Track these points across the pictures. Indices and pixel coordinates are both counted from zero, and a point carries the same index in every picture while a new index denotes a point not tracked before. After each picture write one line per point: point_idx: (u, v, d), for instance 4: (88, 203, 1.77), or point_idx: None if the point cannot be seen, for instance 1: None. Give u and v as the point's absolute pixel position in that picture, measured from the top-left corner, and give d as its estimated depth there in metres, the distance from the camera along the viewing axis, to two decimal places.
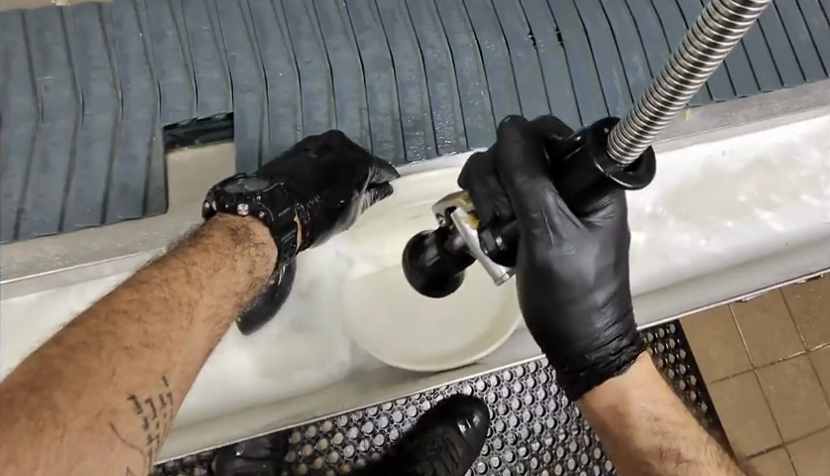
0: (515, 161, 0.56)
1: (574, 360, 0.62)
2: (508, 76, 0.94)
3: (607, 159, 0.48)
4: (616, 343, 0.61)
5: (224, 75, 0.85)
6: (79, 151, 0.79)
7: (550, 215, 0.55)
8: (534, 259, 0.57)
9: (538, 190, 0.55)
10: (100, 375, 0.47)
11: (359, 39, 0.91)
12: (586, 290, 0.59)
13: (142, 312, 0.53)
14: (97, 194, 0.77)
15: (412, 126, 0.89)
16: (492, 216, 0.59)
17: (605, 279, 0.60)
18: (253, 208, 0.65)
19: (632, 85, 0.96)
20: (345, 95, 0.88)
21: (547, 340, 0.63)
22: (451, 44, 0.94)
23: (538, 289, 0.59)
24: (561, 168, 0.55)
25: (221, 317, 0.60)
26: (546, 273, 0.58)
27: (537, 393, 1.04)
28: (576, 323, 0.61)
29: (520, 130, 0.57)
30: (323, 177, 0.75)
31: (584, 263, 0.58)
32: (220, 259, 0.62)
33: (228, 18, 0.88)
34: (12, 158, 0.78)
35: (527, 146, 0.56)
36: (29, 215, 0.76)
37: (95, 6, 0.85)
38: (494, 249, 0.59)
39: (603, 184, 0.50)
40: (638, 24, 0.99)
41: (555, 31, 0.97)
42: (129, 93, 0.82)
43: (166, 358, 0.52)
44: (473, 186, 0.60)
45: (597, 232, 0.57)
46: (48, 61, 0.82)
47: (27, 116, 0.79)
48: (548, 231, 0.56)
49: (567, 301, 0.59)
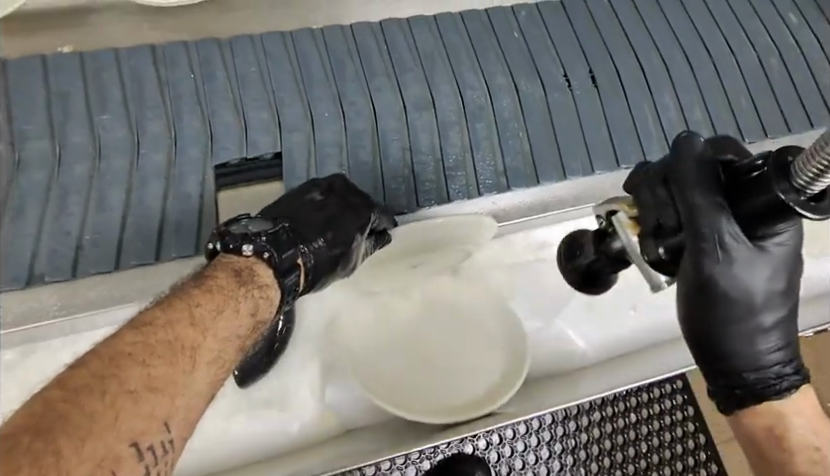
0: (692, 178, 0.57)
1: (730, 379, 0.59)
2: (545, 116, 0.96)
3: (788, 187, 0.50)
4: (779, 369, 0.58)
5: (272, 115, 0.86)
6: (136, 189, 0.80)
7: (722, 234, 0.56)
8: (699, 272, 0.57)
9: (713, 209, 0.56)
10: (104, 420, 0.46)
11: (401, 80, 0.93)
12: (753, 309, 0.58)
13: (146, 355, 0.52)
14: (152, 233, 0.79)
15: (453, 166, 0.91)
16: (656, 225, 0.60)
17: (773, 302, 0.58)
18: (258, 249, 0.65)
19: (666, 125, 0.98)
20: (388, 135, 0.90)
21: (704, 358, 0.60)
22: (490, 85, 0.96)
23: (701, 303, 0.58)
24: (738, 190, 0.56)
25: (224, 361, 0.59)
26: (711, 288, 0.57)
27: (541, 453, 0.92)
28: (739, 341, 0.58)
29: (700, 149, 0.59)
30: (324, 219, 0.75)
31: (754, 281, 0.57)
32: (224, 301, 0.61)
33: (275, 61, 0.90)
34: (69, 197, 0.79)
35: (703, 166, 0.58)
36: (87, 252, 0.77)
37: (149, 49, 0.88)
38: (655, 258, 0.60)
39: (778, 209, 0.53)
40: (669, 67, 1.01)
41: (589, 73, 0.99)
42: (181, 132, 0.83)
43: (169, 403, 0.51)
44: (642, 193, 0.61)
45: (769, 257, 0.57)
46: (105, 102, 0.84)
47: (85, 155, 0.81)
48: (716, 250, 0.56)
49: (730, 317, 0.58)
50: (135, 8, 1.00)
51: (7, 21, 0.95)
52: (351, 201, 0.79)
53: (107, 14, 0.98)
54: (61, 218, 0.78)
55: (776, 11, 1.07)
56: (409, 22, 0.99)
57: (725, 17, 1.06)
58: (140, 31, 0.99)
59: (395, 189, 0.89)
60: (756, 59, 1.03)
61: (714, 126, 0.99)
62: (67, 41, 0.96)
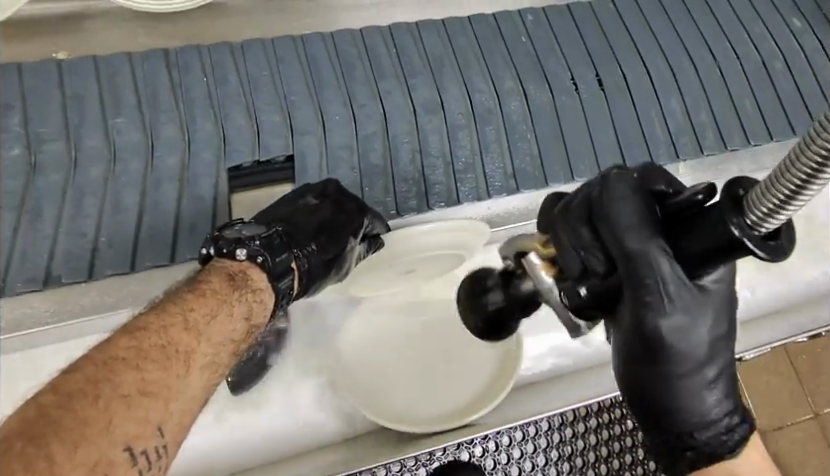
0: (623, 219, 0.51)
1: (679, 438, 0.55)
2: (553, 120, 0.96)
3: (741, 220, 0.44)
4: (728, 422, 0.54)
5: (284, 119, 0.87)
6: (150, 192, 0.81)
7: (664, 282, 0.50)
8: (641, 326, 0.51)
9: (650, 253, 0.50)
10: (97, 425, 0.47)
11: (411, 84, 0.94)
12: (699, 362, 0.53)
13: (139, 359, 0.52)
14: (168, 234, 0.80)
15: (463, 169, 0.92)
16: (580, 268, 0.53)
17: (716, 352, 0.53)
18: (252, 254, 0.66)
19: (671, 129, 0.99)
20: (398, 138, 0.90)
21: (648, 416, 0.55)
22: (498, 88, 0.97)
23: (643, 360, 0.53)
24: (678, 229, 0.50)
25: (218, 365, 0.59)
26: (655, 346, 0.52)
27: (536, 460, 0.83)
28: (685, 399, 0.53)
29: (632, 183, 0.52)
30: (320, 223, 0.76)
31: (698, 333, 0.52)
32: (218, 304, 0.61)
33: (287, 64, 0.91)
34: (85, 199, 0.79)
35: (636, 203, 0.51)
36: (103, 253, 0.78)
37: (162, 52, 0.89)
38: (577, 301, 0.53)
39: (727, 251, 0.46)
40: (675, 69, 1.02)
41: (596, 77, 1.00)
42: (195, 135, 0.84)
43: (163, 407, 0.52)
44: (561, 232, 0.54)
45: (710, 297, 0.52)
46: (119, 105, 0.84)
47: (100, 158, 0.81)
48: (661, 299, 0.50)
49: (675, 372, 0.53)
50: (128, 13, 1.00)
51: (4, 28, 0.96)
52: (345, 207, 0.79)
53: (98, 19, 0.99)
54: (77, 220, 0.78)
55: (780, 16, 1.08)
56: (418, 26, 1.00)
57: (732, 21, 1.07)
58: (135, 37, 0.99)
59: (406, 192, 0.90)
60: (762, 63, 1.04)
61: (719, 130, 1.00)
62: (62, 47, 0.97)
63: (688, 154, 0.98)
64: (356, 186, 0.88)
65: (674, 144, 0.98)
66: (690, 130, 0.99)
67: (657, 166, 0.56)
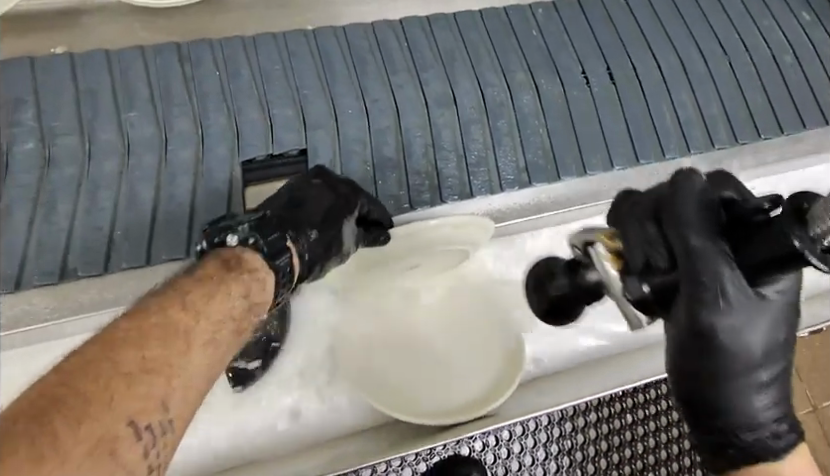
0: (689, 217, 0.55)
1: (725, 435, 0.59)
2: (564, 113, 0.96)
3: (805, 234, 0.49)
4: (773, 423, 0.59)
5: (296, 112, 0.87)
6: (165, 186, 0.81)
7: (724, 285, 0.54)
8: (700, 324, 0.56)
9: (713, 254, 0.54)
10: (99, 401, 0.47)
11: (423, 77, 0.93)
12: (753, 365, 0.58)
13: (140, 339, 0.53)
14: (182, 226, 0.79)
15: (476, 163, 0.91)
16: (643, 264, 0.57)
17: (772, 358, 0.58)
18: (242, 238, 0.67)
19: (683, 122, 0.98)
20: (411, 131, 0.90)
21: (698, 410, 0.60)
22: (509, 82, 0.96)
23: (698, 355, 0.57)
24: (740, 235, 0.55)
25: (220, 344, 0.59)
26: (710, 343, 0.56)
27: (536, 455, 0.81)
28: (736, 396, 0.58)
29: (699, 184, 0.57)
30: (317, 205, 0.77)
31: (754, 338, 0.57)
32: (216, 288, 0.61)
33: (299, 58, 0.91)
34: (100, 192, 0.79)
35: (701, 206, 0.56)
36: (119, 247, 0.78)
37: (174, 46, 0.88)
38: (638, 296, 0.58)
39: (789, 260, 0.51)
40: (685, 64, 1.02)
41: (607, 71, 1.00)
42: (208, 129, 0.84)
43: (165, 383, 0.52)
44: (627, 228, 0.59)
45: (769, 306, 0.56)
46: (132, 99, 0.84)
47: (114, 151, 0.81)
48: (720, 302, 0.55)
49: (729, 372, 0.57)
50: (128, 8, 0.99)
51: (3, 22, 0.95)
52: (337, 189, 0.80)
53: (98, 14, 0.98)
54: (92, 214, 0.78)
55: (789, 10, 1.08)
56: (429, 20, 0.99)
57: (741, 16, 1.07)
58: (132, 31, 0.98)
59: (420, 185, 0.89)
60: (771, 58, 1.04)
61: (731, 124, 0.99)
62: (60, 42, 0.95)
63: (700, 147, 0.98)
64: (370, 179, 0.88)
65: (686, 137, 0.98)
66: (702, 124, 0.99)
67: (720, 173, 0.62)
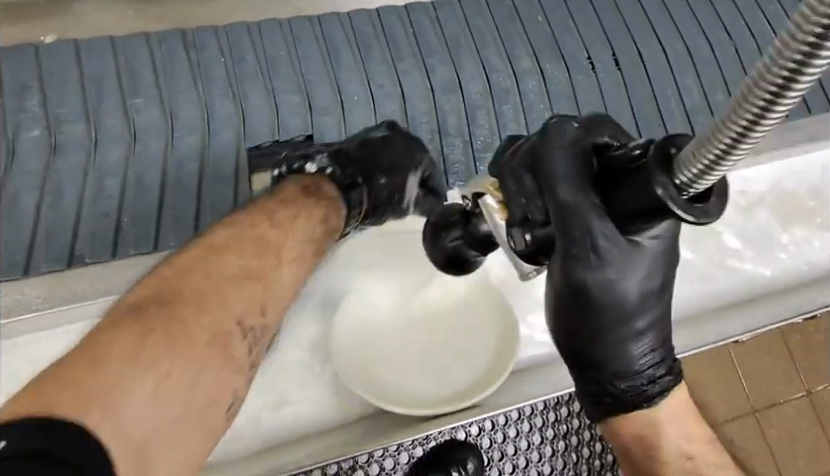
0: (559, 172, 0.49)
1: (601, 386, 0.54)
2: (570, 98, 0.96)
3: (668, 180, 0.40)
4: (651, 372, 0.54)
5: (302, 98, 0.87)
6: (171, 172, 0.80)
7: (592, 237, 0.48)
8: (569, 278, 0.50)
9: (582, 206, 0.48)
10: (212, 296, 0.53)
11: (428, 63, 0.93)
12: (624, 317, 0.52)
13: (238, 249, 0.59)
14: (189, 212, 0.79)
15: (481, 148, 0.90)
16: (522, 217, 0.51)
17: (646, 306, 0.52)
18: (320, 168, 0.74)
19: (689, 108, 0.98)
20: (416, 118, 0.90)
21: (576, 362, 0.55)
22: (514, 67, 0.96)
23: (570, 309, 0.52)
24: (616, 185, 0.47)
25: (306, 260, 0.66)
26: (581, 297, 0.50)
27: (532, 439, 0.84)
28: (610, 349, 0.53)
29: (572, 137, 0.50)
30: (388, 155, 0.75)
31: (628, 287, 0.51)
32: (300, 207, 0.69)
33: (303, 44, 0.90)
34: (107, 179, 0.79)
35: (570, 156, 0.49)
36: (127, 233, 0.77)
37: (179, 33, 0.88)
38: (523, 249, 0.50)
39: (660, 211, 0.43)
40: (691, 49, 1.01)
41: (612, 56, 0.99)
42: (214, 115, 0.84)
43: (263, 290, 0.58)
44: (504, 182, 0.52)
45: (645, 254, 0.50)
46: (138, 86, 0.84)
47: (120, 138, 0.81)
48: (589, 252, 0.49)
49: (602, 324, 0.52)
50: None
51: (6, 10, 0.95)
52: (395, 140, 0.77)
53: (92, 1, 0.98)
54: (99, 200, 0.78)
55: None
56: (434, 6, 0.99)
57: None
58: (125, 19, 0.98)
59: None
60: None
61: None
62: (50, 30, 0.96)
63: None
64: None
65: (692, 122, 0.97)
66: (708, 109, 0.98)
67: (604, 118, 0.53)
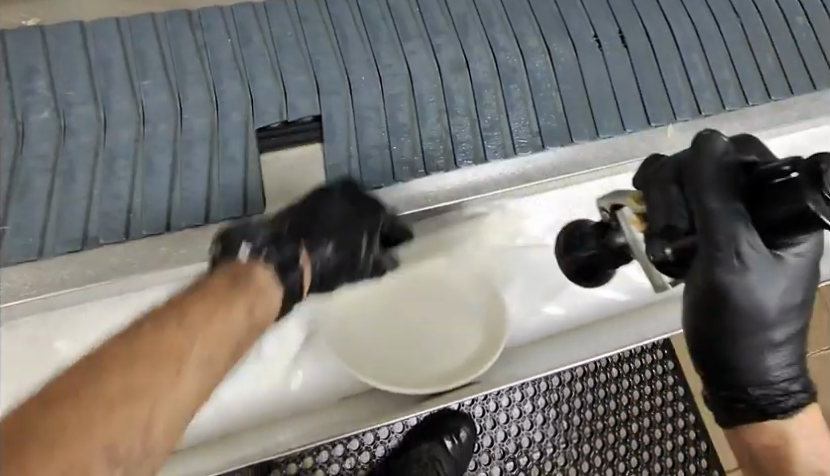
0: (712, 179, 0.55)
1: (735, 393, 0.59)
2: (576, 77, 0.95)
3: (819, 197, 0.50)
4: (786, 385, 0.58)
5: (310, 79, 0.86)
6: (181, 153, 0.81)
7: (739, 243, 0.54)
8: (712, 280, 0.55)
9: (733, 214, 0.55)
10: (78, 430, 0.48)
11: (435, 43, 0.93)
12: (764, 326, 0.57)
13: (133, 357, 0.53)
14: (200, 194, 0.79)
15: (489, 127, 0.90)
16: (664, 225, 0.57)
17: (786, 318, 0.58)
18: (254, 249, 0.68)
19: (695, 85, 0.97)
20: (424, 97, 0.89)
21: (708, 369, 0.60)
22: (521, 46, 0.95)
23: (709, 314, 0.57)
24: (762, 195, 0.55)
25: (210, 376, 0.59)
26: (722, 299, 0.56)
27: (524, 408, 1.07)
28: (748, 355, 0.58)
29: (722, 148, 0.57)
30: (333, 220, 0.75)
31: (768, 296, 0.57)
32: (214, 308, 0.61)
33: (311, 25, 0.90)
34: (117, 161, 0.80)
35: (722, 168, 0.56)
36: (138, 214, 0.78)
37: (185, 13, 0.88)
38: (660, 258, 0.57)
39: (804, 220, 0.52)
40: (697, 26, 1.01)
41: (619, 33, 0.99)
42: (222, 96, 0.84)
43: (150, 411, 0.52)
44: (650, 193, 0.58)
45: (787, 266, 0.57)
46: (146, 67, 0.84)
47: (129, 120, 0.81)
48: (731, 256, 0.55)
49: (740, 330, 0.57)
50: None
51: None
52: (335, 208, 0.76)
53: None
54: (110, 181, 0.78)
55: None
56: None
57: None
58: None
59: (434, 150, 0.88)
60: (782, 21, 1.02)
61: (742, 87, 0.98)
62: (31, 14, 0.95)
63: (713, 108, 0.96)
64: (384, 145, 0.86)
65: (698, 101, 0.97)
66: (714, 87, 0.97)
67: (740, 142, 0.60)
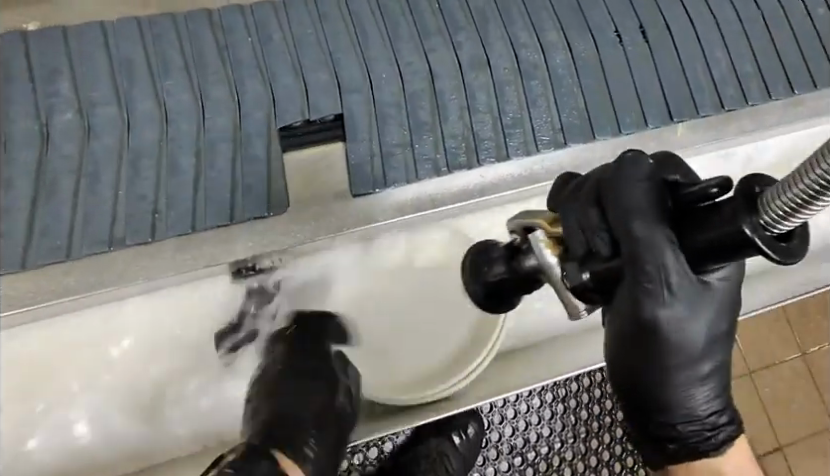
0: (635, 202, 0.50)
1: (664, 429, 0.57)
2: (598, 73, 0.94)
3: (755, 221, 0.44)
4: (714, 419, 0.56)
5: (331, 78, 0.86)
6: (205, 153, 0.81)
7: (667, 273, 0.50)
8: (639, 315, 0.51)
9: (657, 242, 0.49)
10: None
11: (456, 40, 0.92)
12: (695, 359, 0.53)
13: None
14: (225, 195, 0.81)
15: (511, 124, 0.90)
16: (585, 250, 0.52)
17: (715, 351, 0.54)
18: None
19: (717, 81, 0.96)
20: (445, 95, 0.89)
21: (635, 402, 0.57)
22: (541, 42, 0.94)
23: (635, 347, 0.53)
24: (687, 222, 0.49)
25: None
26: (650, 331, 0.52)
27: (532, 403, 1.06)
28: (675, 391, 0.55)
29: (646, 170, 0.52)
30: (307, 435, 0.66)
31: (698, 328, 0.52)
32: None
33: (331, 23, 0.89)
34: (142, 161, 0.80)
35: (645, 190, 0.51)
36: (165, 214, 0.79)
37: (205, 13, 0.87)
38: (578, 284, 0.52)
39: (733, 248, 0.46)
40: (719, 21, 0.98)
41: (640, 28, 0.97)
42: (244, 96, 0.83)
43: None
44: (568, 215, 0.54)
45: (712, 294, 0.52)
46: (168, 68, 0.83)
47: (152, 121, 0.81)
48: (659, 290, 0.50)
49: (667, 363, 0.53)
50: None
51: None
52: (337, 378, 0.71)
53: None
54: (136, 183, 0.79)
55: None
56: None
57: None
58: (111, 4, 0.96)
59: (456, 147, 0.88)
60: (805, 13, 1.00)
61: (765, 82, 0.97)
62: (33, 18, 0.94)
63: (735, 105, 0.96)
64: (406, 143, 0.86)
65: (721, 97, 0.96)
66: (737, 82, 0.96)
67: (671, 155, 0.56)
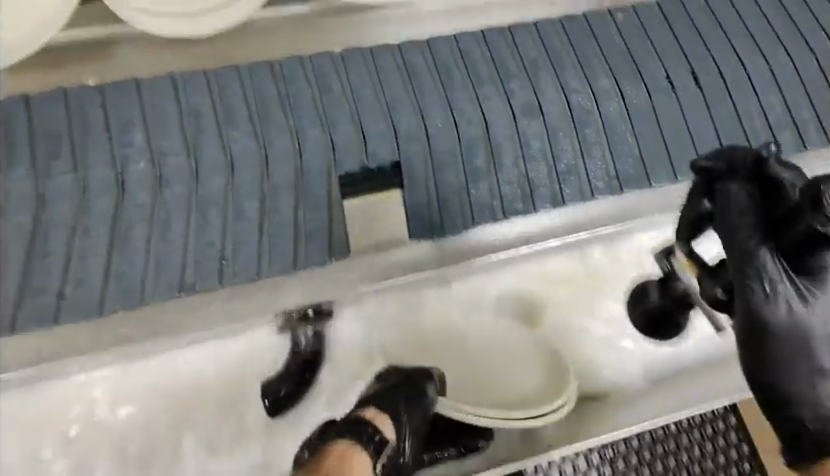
0: (734, 217, 0.58)
1: (793, 423, 0.59)
2: (652, 121, 0.93)
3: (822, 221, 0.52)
4: None
5: (388, 127, 0.87)
6: (268, 199, 0.83)
7: (769, 275, 0.57)
8: (749, 315, 0.58)
9: (755, 251, 0.57)
10: None
11: (508, 87, 0.92)
12: (812, 353, 0.58)
13: None
14: (290, 246, 0.84)
15: (565, 171, 0.90)
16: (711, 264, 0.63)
17: None
18: None
19: (773, 123, 0.95)
20: (501, 143, 0.89)
21: (768, 402, 0.60)
22: (593, 88, 0.93)
23: (750, 345, 0.59)
24: (781, 226, 0.57)
25: None
26: (762, 329, 0.58)
27: (579, 464, 1.05)
28: (798, 384, 0.59)
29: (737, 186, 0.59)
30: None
31: (810, 321, 0.58)
32: None
33: (387, 73, 0.92)
34: (210, 209, 0.82)
35: (744, 203, 0.58)
36: (232, 259, 0.83)
37: (268, 65, 0.90)
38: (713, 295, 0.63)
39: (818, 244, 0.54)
40: (773, 68, 0.97)
41: (692, 75, 0.96)
42: (305, 145, 0.84)
43: None
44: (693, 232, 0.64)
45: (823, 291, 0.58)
46: (233, 118, 0.86)
47: (218, 167, 0.83)
48: (763, 290, 0.57)
49: (783, 357, 0.58)
50: (161, 40, 0.96)
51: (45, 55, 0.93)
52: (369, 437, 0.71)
53: (129, 42, 0.95)
54: (204, 231, 0.82)
55: None
56: (511, 31, 0.98)
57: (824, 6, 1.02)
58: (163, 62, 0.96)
59: (512, 195, 0.89)
60: None
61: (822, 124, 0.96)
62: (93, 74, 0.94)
63: (790, 150, 0.95)
64: (462, 191, 0.88)
65: (778, 143, 0.95)
66: (792, 125, 0.96)
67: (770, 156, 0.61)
